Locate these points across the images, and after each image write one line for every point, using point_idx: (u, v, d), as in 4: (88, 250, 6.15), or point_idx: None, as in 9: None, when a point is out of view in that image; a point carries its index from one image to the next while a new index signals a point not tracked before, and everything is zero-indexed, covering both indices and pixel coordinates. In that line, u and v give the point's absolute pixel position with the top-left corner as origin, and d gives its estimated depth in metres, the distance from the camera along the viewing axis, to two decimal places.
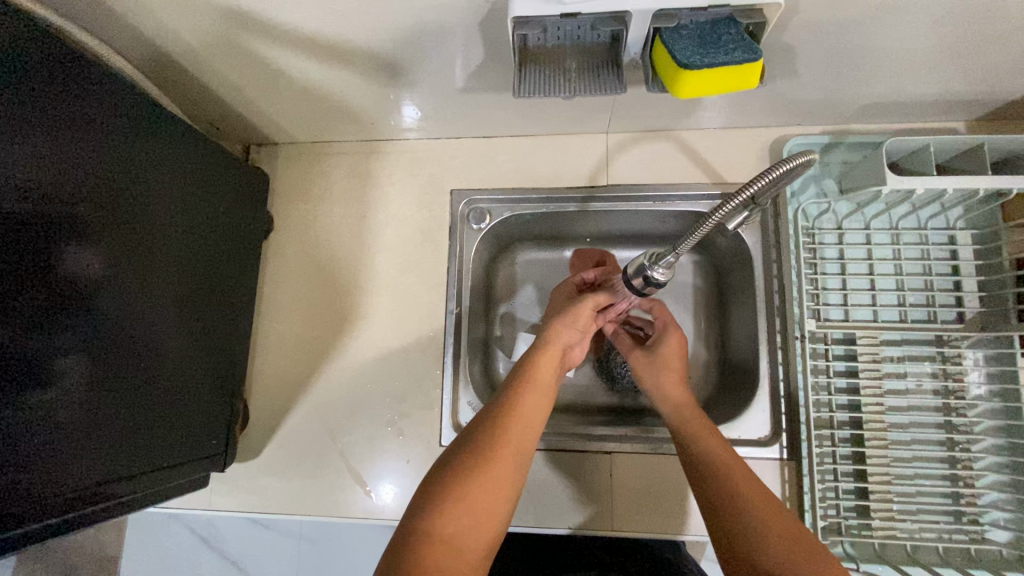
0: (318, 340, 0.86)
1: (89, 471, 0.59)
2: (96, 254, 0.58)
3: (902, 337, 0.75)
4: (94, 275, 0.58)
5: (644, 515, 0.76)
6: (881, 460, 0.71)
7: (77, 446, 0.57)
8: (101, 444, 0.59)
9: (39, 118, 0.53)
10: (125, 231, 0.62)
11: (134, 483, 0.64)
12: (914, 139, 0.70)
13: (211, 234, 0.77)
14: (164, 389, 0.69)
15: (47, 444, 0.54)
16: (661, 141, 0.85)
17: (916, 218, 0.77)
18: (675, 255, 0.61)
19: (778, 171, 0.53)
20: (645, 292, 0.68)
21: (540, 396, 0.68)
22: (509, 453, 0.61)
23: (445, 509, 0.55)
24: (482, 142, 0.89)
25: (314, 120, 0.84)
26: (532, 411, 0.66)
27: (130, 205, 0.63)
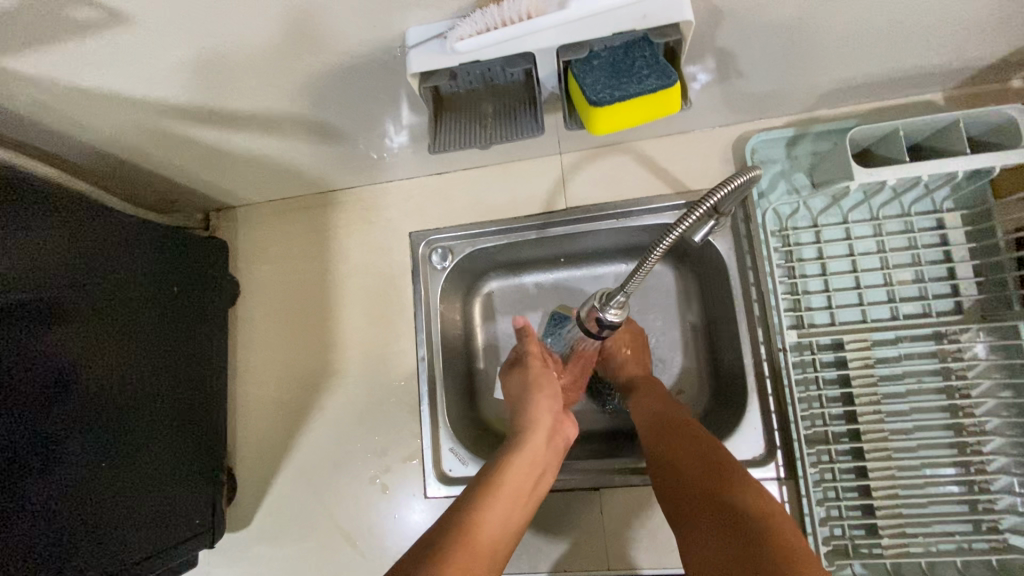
0: (295, 401, 0.85)
1: (82, 555, 0.59)
2: (74, 341, 0.60)
3: (897, 336, 0.69)
4: (74, 362, 0.60)
5: (639, 551, 0.73)
6: (885, 472, 0.66)
7: (69, 529, 0.58)
8: (93, 522, 0.61)
9: (9, 220, 0.55)
10: (93, 315, 0.63)
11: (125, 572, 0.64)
12: (879, 125, 0.65)
13: (181, 306, 0.77)
14: (153, 464, 0.69)
15: (37, 528, 0.55)
16: (616, 156, 0.81)
17: (899, 204, 0.71)
18: (625, 293, 0.60)
19: (727, 190, 0.48)
20: (603, 333, 0.68)
21: (540, 460, 0.67)
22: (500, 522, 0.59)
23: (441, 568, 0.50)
24: (435, 179, 0.86)
25: (263, 183, 0.83)
26: (524, 479, 0.64)
27: (102, 287, 0.64)
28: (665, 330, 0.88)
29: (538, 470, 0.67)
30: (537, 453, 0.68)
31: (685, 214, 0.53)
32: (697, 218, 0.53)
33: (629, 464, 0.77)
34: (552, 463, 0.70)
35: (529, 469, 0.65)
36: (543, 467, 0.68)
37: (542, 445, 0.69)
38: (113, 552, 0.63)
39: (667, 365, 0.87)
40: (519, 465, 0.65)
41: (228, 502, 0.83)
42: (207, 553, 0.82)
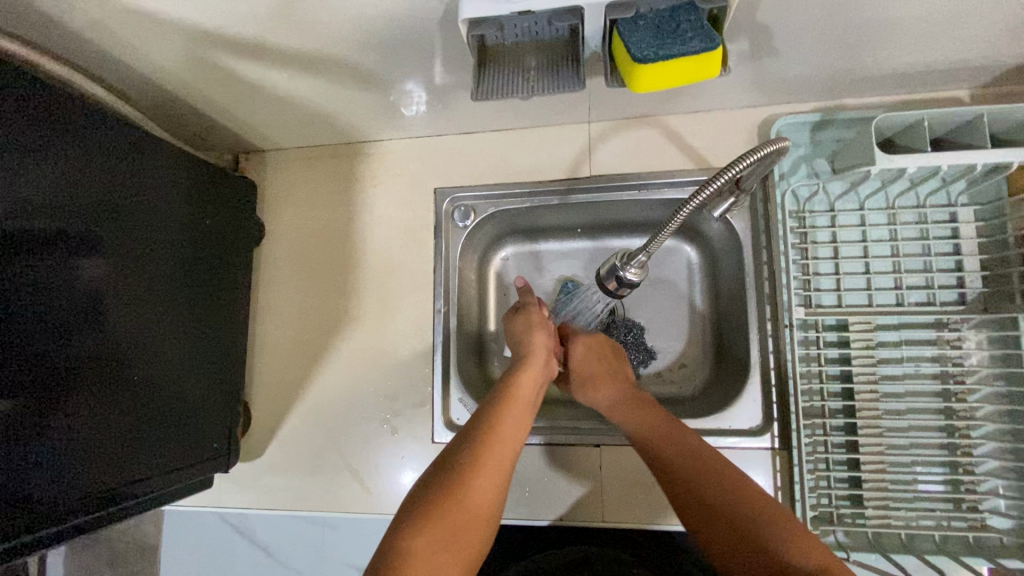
0: (311, 343, 0.87)
1: (106, 466, 0.63)
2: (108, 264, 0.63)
3: (900, 321, 0.72)
4: (106, 284, 0.63)
5: (631, 505, 0.77)
6: (876, 448, 0.70)
7: (95, 441, 0.61)
8: (116, 439, 0.63)
9: (58, 142, 0.58)
10: (108, 242, 0.63)
11: (144, 486, 0.67)
12: (904, 114, 0.67)
13: (203, 242, 0.78)
14: (172, 391, 0.72)
15: (66, 438, 0.58)
16: (643, 128, 0.82)
17: (915, 195, 0.73)
18: (647, 253, 0.63)
19: (758, 152, 0.52)
20: (620, 294, 0.71)
21: (522, 414, 0.67)
22: (496, 470, 0.60)
23: (425, 529, 0.52)
24: (463, 138, 0.87)
25: (294, 127, 0.84)
26: (514, 426, 0.65)
27: (134, 217, 0.66)
28: (672, 303, 0.92)
29: (524, 414, 0.68)
30: (513, 409, 0.67)
31: (705, 185, 0.56)
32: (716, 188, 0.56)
33: None
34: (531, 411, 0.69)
35: (509, 421, 0.65)
36: (523, 418, 0.67)
37: (529, 391, 0.70)
38: (133, 467, 0.66)
39: (670, 337, 0.90)
40: (499, 422, 0.64)
41: (241, 432, 0.85)
42: (218, 479, 0.85)
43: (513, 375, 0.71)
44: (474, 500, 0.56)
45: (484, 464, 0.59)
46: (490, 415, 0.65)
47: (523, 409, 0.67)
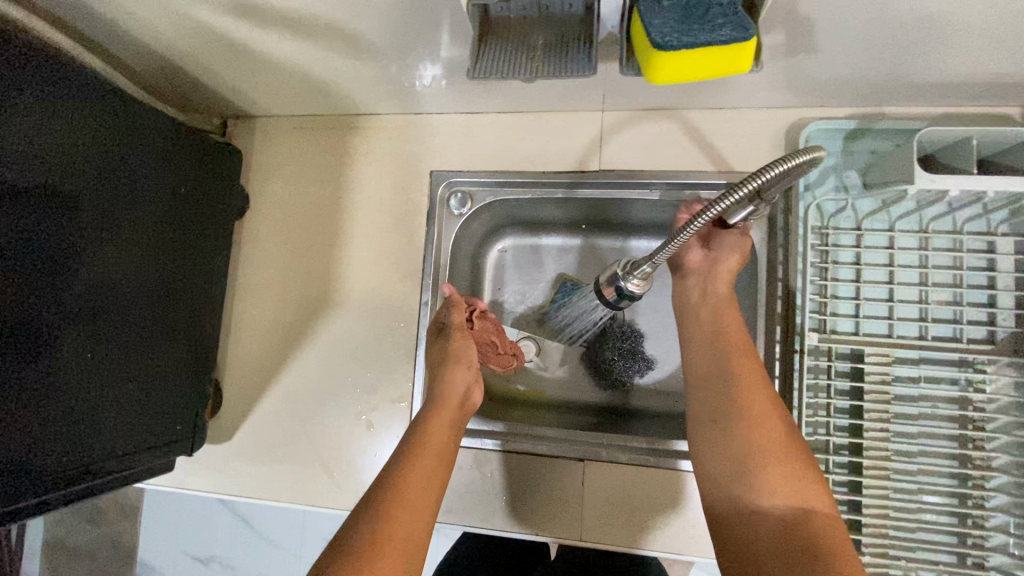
0: (289, 326, 0.82)
1: (63, 450, 0.58)
2: (75, 233, 0.58)
3: (920, 356, 0.66)
4: (71, 255, 0.58)
5: (613, 527, 0.72)
6: (881, 491, 0.64)
7: (53, 421, 0.57)
8: (75, 422, 0.59)
9: (21, 96, 0.52)
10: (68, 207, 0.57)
11: (103, 470, 0.63)
12: (952, 130, 0.60)
13: (180, 213, 0.72)
14: (140, 371, 0.67)
15: (18, 419, 0.53)
16: (661, 121, 0.75)
17: (951, 220, 0.67)
18: (653, 263, 0.58)
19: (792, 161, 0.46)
20: (617, 302, 0.69)
21: (428, 467, 0.62)
22: (399, 544, 0.54)
23: None
24: (466, 119, 0.81)
25: (283, 93, 0.78)
26: (421, 485, 0.60)
27: (106, 182, 0.61)
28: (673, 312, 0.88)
29: (435, 466, 0.63)
30: (425, 458, 0.63)
31: (725, 194, 0.50)
32: (736, 200, 0.49)
33: (619, 441, 0.75)
34: (446, 460, 0.65)
35: (419, 478, 0.60)
36: (435, 472, 0.63)
37: (440, 438, 0.65)
38: (92, 450, 0.62)
39: (670, 349, 0.87)
40: (406, 481, 0.60)
41: (209, 414, 0.81)
42: (184, 460, 0.81)
43: (421, 423, 0.67)
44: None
45: (390, 535, 0.54)
46: (394, 477, 0.60)
47: (431, 461, 0.63)
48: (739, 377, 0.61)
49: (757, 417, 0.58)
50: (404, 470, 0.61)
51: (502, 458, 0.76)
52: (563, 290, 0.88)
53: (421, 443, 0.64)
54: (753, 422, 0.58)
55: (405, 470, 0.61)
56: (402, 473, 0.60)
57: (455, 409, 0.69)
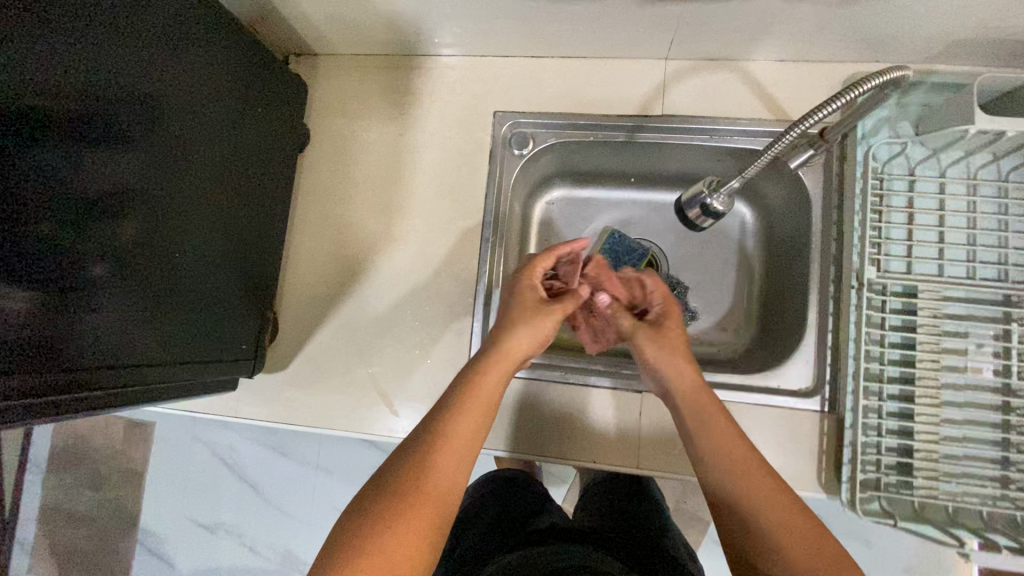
0: (350, 259, 0.83)
1: (122, 348, 0.57)
2: (135, 127, 0.56)
3: (969, 295, 0.70)
4: (129, 150, 0.55)
5: (670, 456, 0.74)
6: (930, 419, 0.68)
7: (110, 318, 0.55)
8: (133, 323, 0.58)
9: None
10: (126, 97, 0.55)
11: (164, 374, 0.62)
12: (1009, 77, 0.64)
13: (242, 123, 0.70)
14: (201, 281, 0.66)
15: (70, 311, 0.52)
16: (722, 71, 0.78)
17: (998, 169, 0.70)
18: (740, 181, 0.69)
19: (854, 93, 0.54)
20: (700, 223, 0.78)
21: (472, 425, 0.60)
22: (418, 512, 0.54)
23: None
24: (530, 63, 0.83)
25: (353, 27, 0.79)
26: (454, 446, 0.58)
27: (164, 82, 0.58)
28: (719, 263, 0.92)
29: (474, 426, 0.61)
30: (469, 414, 0.60)
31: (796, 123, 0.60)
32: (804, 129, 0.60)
33: None
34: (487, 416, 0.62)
35: (461, 433, 0.59)
36: (476, 428, 0.60)
37: (488, 392, 0.62)
38: (152, 353, 0.61)
39: (715, 298, 0.90)
40: (444, 438, 0.58)
41: (269, 340, 0.81)
42: (238, 387, 0.81)
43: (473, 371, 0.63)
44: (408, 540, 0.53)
45: (422, 496, 0.55)
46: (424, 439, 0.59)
47: (473, 419, 0.60)
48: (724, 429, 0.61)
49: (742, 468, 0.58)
50: (452, 420, 0.59)
51: (559, 390, 0.78)
52: (613, 242, 0.88)
53: (468, 397, 0.61)
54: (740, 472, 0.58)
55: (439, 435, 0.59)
56: (444, 426, 0.59)
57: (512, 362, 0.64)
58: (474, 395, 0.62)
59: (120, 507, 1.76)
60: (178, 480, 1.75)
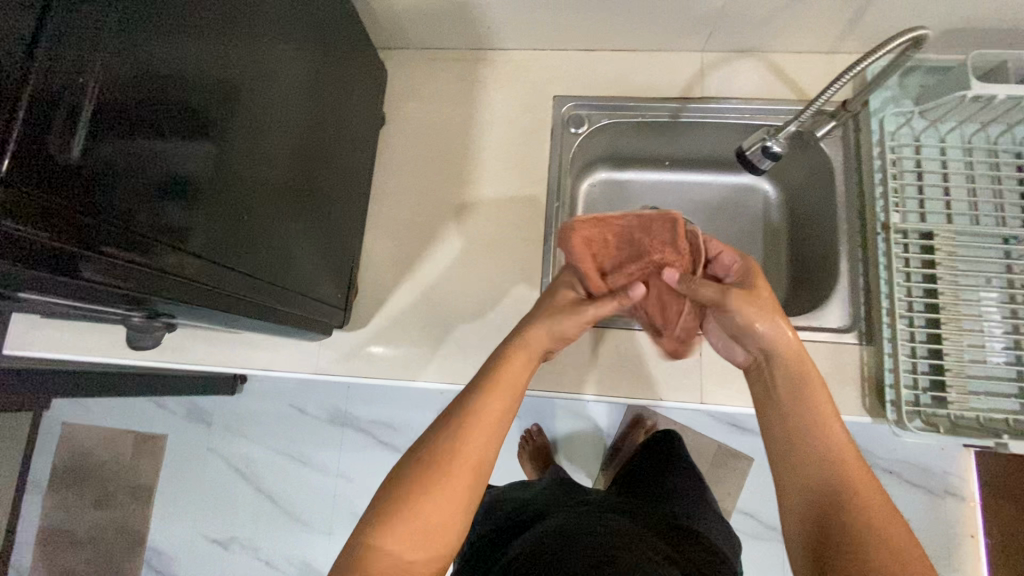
0: (426, 225, 0.90)
1: (244, 260, 0.61)
2: (258, 55, 0.60)
3: (975, 238, 0.81)
4: (254, 75, 0.59)
5: (731, 390, 0.81)
6: (956, 344, 0.78)
7: (237, 227, 0.59)
8: (252, 237, 0.62)
9: None
10: (248, 19, 0.58)
11: (272, 294, 0.67)
12: (994, 54, 0.77)
13: (325, 69, 0.75)
14: (297, 212, 0.70)
15: (213, 216, 0.55)
16: (751, 61, 0.92)
17: (986, 135, 0.84)
18: (797, 123, 0.79)
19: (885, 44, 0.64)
20: (761, 167, 0.86)
21: (521, 367, 0.64)
22: (476, 447, 0.58)
23: (406, 522, 0.54)
24: (583, 55, 0.94)
25: (431, 20, 0.89)
26: (508, 389, 0.62)
27: (271, 16, 0.62)
28: (749, 234, 1.03)
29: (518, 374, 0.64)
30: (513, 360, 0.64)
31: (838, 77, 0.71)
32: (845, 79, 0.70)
33: None
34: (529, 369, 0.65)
35: (486, 415, 0.59)
36: (520, 376, 0.64)
37: (534, 346, 0.66)
38: (264, 271, 0.65)
39: None
40: (471, 419, 0.59)
41: (353, 295, 0.87)
42: (321, 343, 0.85)
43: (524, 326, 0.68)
44: (440, 511, 0.55)
45: (451, 473, 0.56)
46: (476, 390, 0.61)
47: (520, 362, 0.64)
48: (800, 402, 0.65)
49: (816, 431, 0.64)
50: (478, 398, 0.60)
51: (624, 337, 0.85)
52: None
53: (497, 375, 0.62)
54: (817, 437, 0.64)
55: (490, 380, 0.62)
56: (470, 411, 0.59)
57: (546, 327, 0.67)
58: (523, 344, 0.66)
59: (125, 526, 1.67)
60: (188, 497, 1.66)
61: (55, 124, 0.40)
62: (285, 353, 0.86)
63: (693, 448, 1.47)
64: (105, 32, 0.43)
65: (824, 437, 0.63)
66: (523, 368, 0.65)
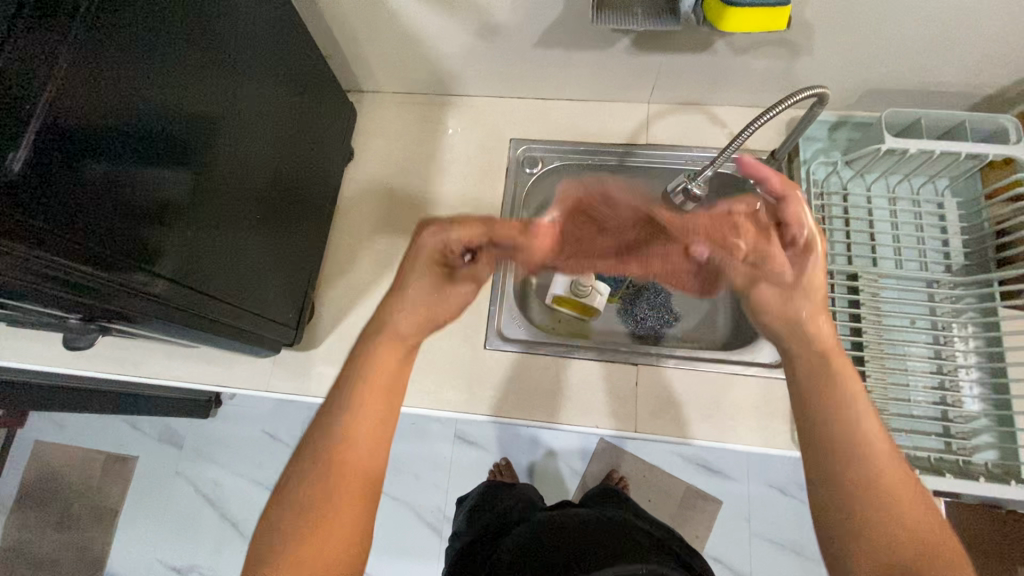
0: (384, 253, 0.96)
1: (209, 280, 0.66)
2: (234, 99, 0.66)
3: (899, 281, 0.86)
4: (230, 117, 0.66)
5: (665, 420, 0.84)
6: (879, 382, 0.81)
7: (205, 251, 0.64)
8: (218, 260, 0.67)
9: None
10: (229, 70, 0.65)
11: (233, 312, 0.71)
12: (908, 113, 0.84)
13: (297, 110, 0.82)
14: (263, 238, 0.76)
15: (184, 240, 0.61)
16: (693, 113, 0.99)
17: (909, 186, 0.90)
18: (712, 169, 0.84)
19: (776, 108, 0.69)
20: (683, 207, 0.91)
21: (388, 356, 0.59)
22: (356, 451, 0.54)
23: (294, 558, 0.48)
24: (539, 103, 1.02)
25: (399, 68, 0.98)
26: (382, 381, 0.57)
27: (250, 66, 0.69)
28: None
29: (387, 365, 0.59)
30: (385, 353, 0.59)
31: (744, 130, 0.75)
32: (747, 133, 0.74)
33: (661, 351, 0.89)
34: (395, 359, 0.59)
35: (359, 424, 0.55)
36: (389, 367, 0.59)
37: (402, 332, 0.61)
38: (228, 291, 0.70)
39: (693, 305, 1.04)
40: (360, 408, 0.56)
41: (309, 315, 0.92)
42: (275, 361, 0.89)
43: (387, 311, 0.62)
44: (329, 547, 0.50)
45: (341, 486, 0.52)
46: (344, 393, 0.56)
47: (388, 352, 0.59)
48: (838, 403, 0.56)
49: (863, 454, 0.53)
50: (347, 409, 0.55)
51: (565, 365, 0.88)
52: None
53: (366, 375, 0.58)
54: (864, 454, 0.53)
55: (360, 379, 0.57)
56: (342, 415, 0.55)
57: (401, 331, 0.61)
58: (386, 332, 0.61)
59: (85, 548, 1.65)
60: (151, 521, 1.64)
61: (54, 165, 0.45)
62: (239, 371, 0.89)
63: (659, 489, 1.45)
64: (103, 84, 0.49)
65: (848, 416, 0.55)
66: (394, 361, 0.59)
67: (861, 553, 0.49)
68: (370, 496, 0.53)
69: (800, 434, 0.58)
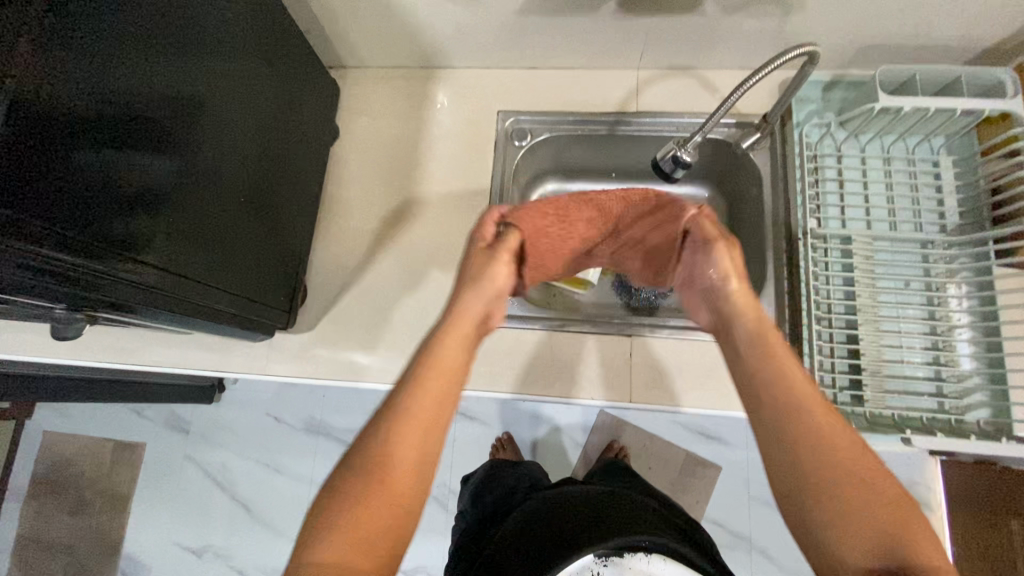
0: (374, 233, 0.95)
1: (200, 267, 0.66)
2: (213, 81, 0.65)
3: (893, 243, 0.85)
4: (210, 100, 0.64)
5: (659, 389, 0.84)
6: (872, 344, 0.81)
7: (194, 238, 0.64)
8: (208, 247, 0.67)
9: None
10: (207, 52, 0.63)
11: (225, 299, 0.71)
12: (902, 69, 0.82)
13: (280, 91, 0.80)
14: (252, 222, 0.75)
15: (171, 227, 0.60)
16: (684, 77, 0.96)
17: (904, 145, 0.89)
18: (702, 134, 0.81)
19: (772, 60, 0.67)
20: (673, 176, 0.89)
21: (452, 347, 0.62)
22: (413, 437, 0.55)
23: (348, 532, 0.51)
24: (526, 73, 1.00)
25: (381, 42, 0.95)
26: (437, 377, 0.59)
27: (229, 46, 0.67)
28: None
29: (453, 352, 0.61)
30: (449, 340, 0.62)
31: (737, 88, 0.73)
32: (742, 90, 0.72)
33: (655, 321, 0.89)
34: (461, 354, 0.62)
35: (420, 414, 0.56)
36: (455, 359, 0.61)
37: (463, 329, 0.63)
38: (219, 277, 0.69)
39: None
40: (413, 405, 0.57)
41: (301, 299, 0.92)
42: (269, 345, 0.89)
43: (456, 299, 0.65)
44: (377, 525, 0.51)
45: (393, 472, 0.54)
46: (405, 387, 0.58)
47: (453, 343, 0.62)
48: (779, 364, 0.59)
49: (812, 432, 0.55)
50: (407, 396, 0.57)
51: (558, 338, 0.88)
52: None
53: (426, 367, 0.59)
54: (818, 419, 0.56)
55: (419, 369, 0.59)
56: (397, 404, 0.56)
57: (474, 321, 0.65)
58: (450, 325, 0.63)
59: (101, 532, 1.69)
60: (162, 504, 1.68)
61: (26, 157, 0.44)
62: (234, 356, 0.89)
63: (659, 457, 1.47)
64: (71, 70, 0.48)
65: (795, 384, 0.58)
66: (456, 353, 0.62)
67: (841, 520, 0.51)
68: (421, 481, 0.55)
69: (748, 405, 0.60)
